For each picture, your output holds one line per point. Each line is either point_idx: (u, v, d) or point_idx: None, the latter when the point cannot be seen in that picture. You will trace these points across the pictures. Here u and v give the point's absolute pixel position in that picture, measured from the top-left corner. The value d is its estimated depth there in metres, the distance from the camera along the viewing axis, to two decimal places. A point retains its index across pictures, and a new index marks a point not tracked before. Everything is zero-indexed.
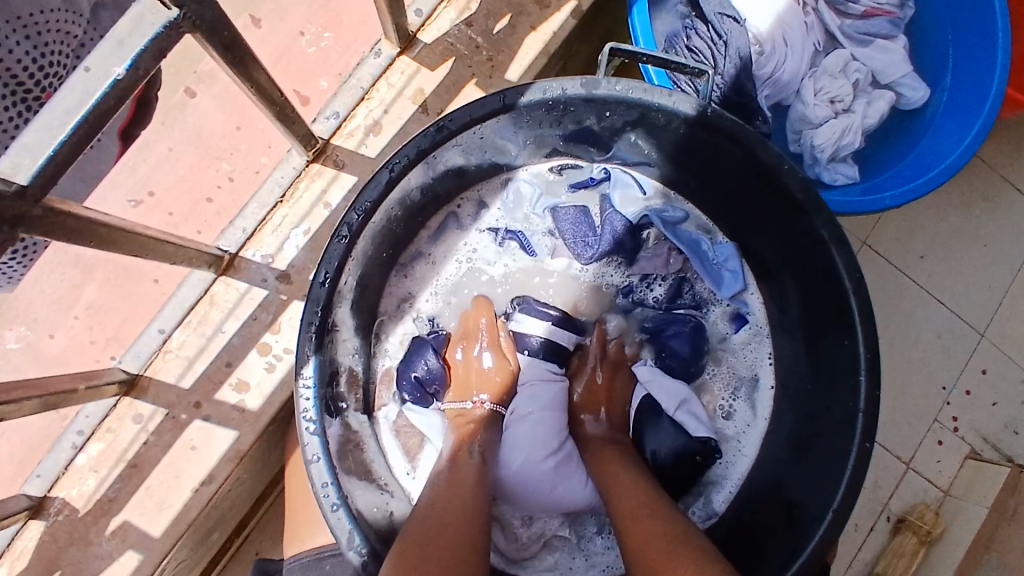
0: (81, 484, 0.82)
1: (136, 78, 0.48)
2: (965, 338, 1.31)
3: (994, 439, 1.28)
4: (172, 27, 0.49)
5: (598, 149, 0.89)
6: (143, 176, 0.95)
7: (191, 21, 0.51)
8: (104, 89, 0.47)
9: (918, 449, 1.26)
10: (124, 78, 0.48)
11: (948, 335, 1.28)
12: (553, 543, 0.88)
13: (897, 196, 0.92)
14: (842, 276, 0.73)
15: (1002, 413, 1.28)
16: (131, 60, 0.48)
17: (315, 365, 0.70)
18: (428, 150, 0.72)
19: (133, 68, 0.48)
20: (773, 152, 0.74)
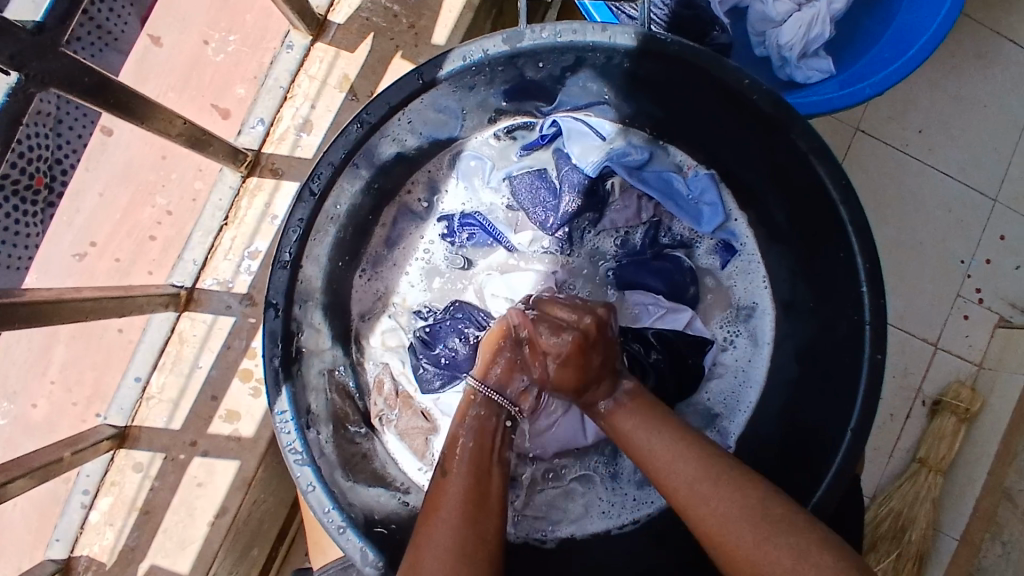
0: (101, 539, 0.83)
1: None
2: (980, 207, 1.29)
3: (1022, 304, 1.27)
4: (16, 93, 0.46)
5: (543, 101, 0.82)
6: (83, 225, 0.93)
7: (38, 78, 0.47)
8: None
9: (945, 328, 1.27)
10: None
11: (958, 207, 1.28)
12: (581, 490, 0.86)
13: (878, 83, 0.85)
14: (828, 188, 0.68)
15: None
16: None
17: (288, 397, 0.66)
18: (354, 150, 0.67)
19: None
20: (730, 69, 0.66)
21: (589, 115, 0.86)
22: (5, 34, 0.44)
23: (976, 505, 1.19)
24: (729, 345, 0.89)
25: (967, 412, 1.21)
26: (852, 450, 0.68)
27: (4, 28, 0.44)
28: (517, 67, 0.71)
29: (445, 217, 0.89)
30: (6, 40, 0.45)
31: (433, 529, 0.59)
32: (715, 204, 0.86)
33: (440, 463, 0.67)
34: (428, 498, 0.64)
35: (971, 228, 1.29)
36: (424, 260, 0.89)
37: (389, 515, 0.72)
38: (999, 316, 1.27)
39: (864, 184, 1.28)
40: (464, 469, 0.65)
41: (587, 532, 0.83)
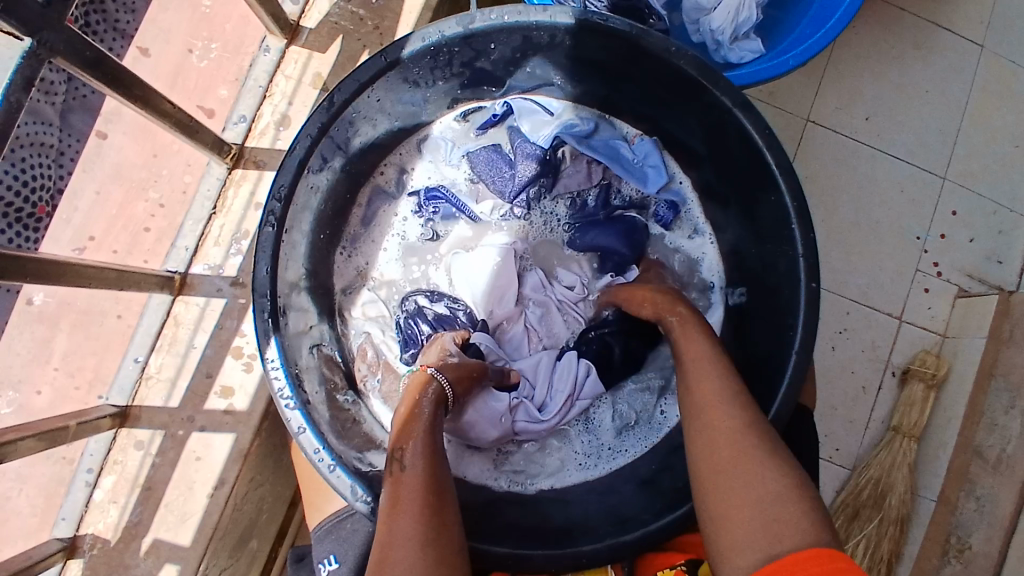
0: (106, 516, 0.87)
1: (11, 113, 0.52)
2: (932, 185, 1.37)
3: (979, 274, 1.35)
4: (30, 57, 0.54)
5: (493, 84, 0.91)
6: (80, 225, 0.99)
7: (49, 46, 0.55)
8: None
9: (908, 301, 1.34)
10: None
11: (910, 187, 1.36)
12: (556, 444, 0.92)
13: (801, 54, 0.94)
14: (755, 137, 0.76)
15: (981, 248, 1.36)
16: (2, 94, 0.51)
17: (277, 346, 0.73)
18: (328, 126, 0.75)
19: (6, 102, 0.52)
20: (657, 39, 0.75)
21: (538, 96, 0.95)
22: (21, 6, 0.52)
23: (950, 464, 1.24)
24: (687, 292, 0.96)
25: (934, 377, 1.27)
26: (797, 373, 0.74)
27: (20, 1, 0.52)
28: (470, 51, 0.80)
29: (413, 193, 0.97)
30: (21, 14, 0.52)
31: (402, 520, 0.56)
32: (658, 165, 0.95)
33: (392, 451, 0.63)
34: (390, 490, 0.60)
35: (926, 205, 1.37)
36: (395, 238, 0.96)
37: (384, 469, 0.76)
38: (958, 286, 1.35)
39: (814, 163, 1.36)
40: (422, 454, 0.62)
41: (565, 484, 0.89)
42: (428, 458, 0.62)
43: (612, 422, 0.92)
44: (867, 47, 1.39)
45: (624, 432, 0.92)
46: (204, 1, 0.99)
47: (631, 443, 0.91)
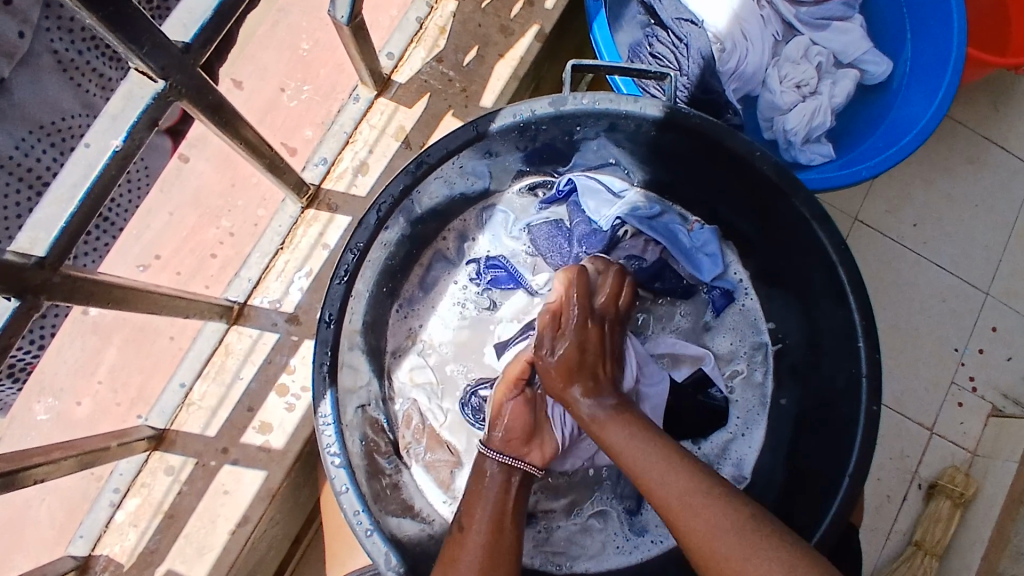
0: (123, 539, 0.85)
1: (133, 147, 0.55)
2: (973, 299, 1.36)
3: (1014, 394, 1.33)
4: (159, 97, 0.55)
5: (559, 163, 0.95)
6: (148, 242, 1.01)
7: (177, 87, 0.57)
8: (105, 161, 0.53)
9: (941, 413, 1.32)
10: (122, 149, 0.54)
11: (951, 298, 1.35)
12: (594, 525, 0.89)
13: (872, 167, 0.95)
14: (829, 250, 0.76)
15: (1018, 366, 1.34)
16: (126, 130, 0.54)
17: (331, 401, 0.72)
18: (412, 185, 0.76)
19: (129, 139, 0.54)
20: (743, 140, 0.76)
21: (602, 174, 0.97)
22: (163, 50, 0.54)
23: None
24: (737, 372, 0.95)
25: (962, 496, 1.23)
26: (851, 491, 0.73)
27: (163, 44, 0.54)
28: (557, 130, 0.82)
29: (473, 261, 0.97)
30: (162, 55, 0.54)
31: None
32: (715, 255, 0.94)
33: (459, 517, 0.72)
34: (460, 540, 0.69)
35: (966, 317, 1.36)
36: (452, 310, 0.96)
37: (417, 539, 0.77)
38: (992, 405, 1.32)
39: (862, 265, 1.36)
40: (484, 523, 0.70)
41: (602, 568, 0.86)
42: (492, 522, 0.70)
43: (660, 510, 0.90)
44: (925, 158, 1.40)
45: None
46: (302, 44, 1.03)
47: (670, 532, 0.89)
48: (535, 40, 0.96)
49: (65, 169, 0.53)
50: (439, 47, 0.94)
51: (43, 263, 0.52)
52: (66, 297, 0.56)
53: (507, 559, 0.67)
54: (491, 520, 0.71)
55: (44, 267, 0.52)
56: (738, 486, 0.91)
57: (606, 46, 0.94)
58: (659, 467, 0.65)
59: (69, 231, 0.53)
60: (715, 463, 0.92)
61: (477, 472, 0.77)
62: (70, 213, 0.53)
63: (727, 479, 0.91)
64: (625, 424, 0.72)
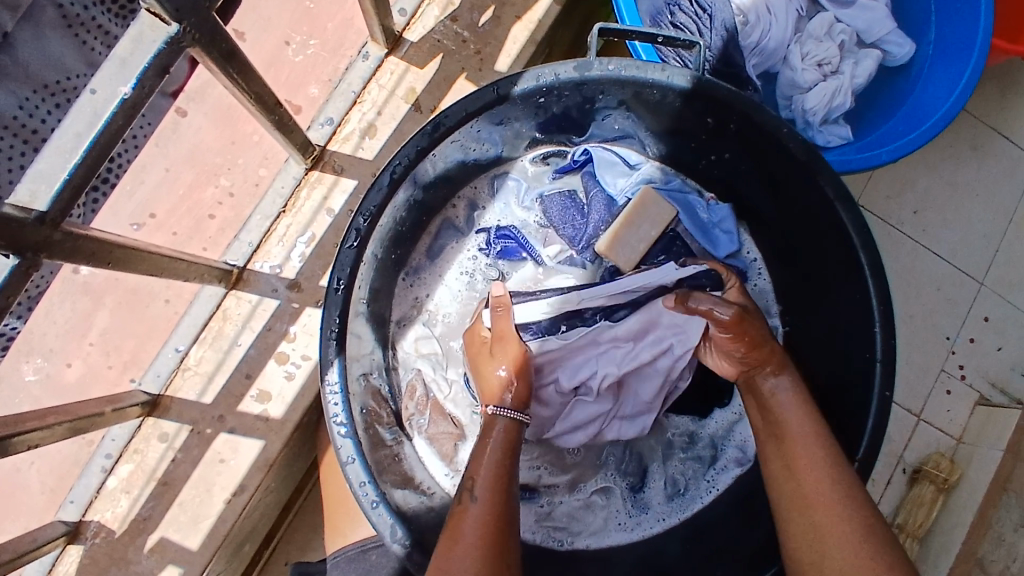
0: (115, 506, 0.83)
1: (142, 97, 0.50)
2: (966, 286, 1.29)
3: (1001, 384, 1.26)
4: (172, 44, 0.51)
5: (576, 132, 0.90)
6: (142, 199, 0.96)
7: (190, 33, 0.52)
8: (113, 110, 0.49)
9: (929, 399, 1.25)
10: (130, 97, 0.49)
11: (947, 286, 1.28)
12: (596, 502, 0.88)
13: (892, 150, 0.93)
14: (851, 233, 0.74)
15: (1009, 357, 1.27)
16: (135, 78, 0.49)
17: (339, 369, 0.69)
18: (427, 148, 0.72)
19: (138, 87, 0.50)
20: (770, 116, 0.73)
21: (617, 147, 0.95)
22: None
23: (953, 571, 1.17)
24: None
25: (946, 481, 1.20)
26: (859, 480, 0.72)
27: None
28: (579, 96, 0.78)
29: (483, 230, 0.94)
30: None
31: (456, 546, 0.60)
32: (732, 232, 0.93)
33: (465, 472, 0.69)
34: (460, 501, 0.66)
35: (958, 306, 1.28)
36: (459, 280, 0.93)
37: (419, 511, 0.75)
38: (980, 393, 1.26)
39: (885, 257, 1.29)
40: (489, 479, 0.67)
41: (604, 545, 0.85)
42: (496, 483, 0.66)
43: (662, 488, 0.89)
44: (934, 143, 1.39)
45: (670, 499, 0.88)
46: None
47: (671, 509, 0.88)
48: (554, 3, 0.92)
49: (68, 118, 0.48)
50: (454, 5, 0.89)
51: (45, 218, 0.49)
52: (66, 256, 0.53)
53: (510, 531, 0.63)
54: (500, 474, 0.67)
55: (44, 223, 0.49)
56: (741, 467, 0.88)
57: (629, 11, 0.90)
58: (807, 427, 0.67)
59: (72, 184, 0.49)
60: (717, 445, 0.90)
61: (480, 445, 0.71)
62: (73, 165, 0.48)
63: (729, 461, 0.89)
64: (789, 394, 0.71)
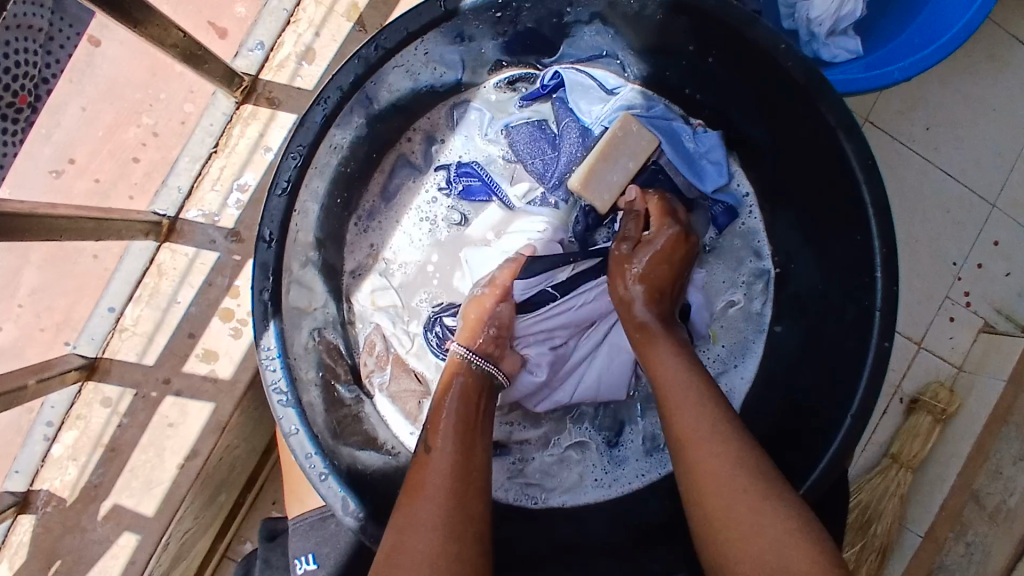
0: (63, 474, 0.79)
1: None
2: (976, 209, 1.17)
3: (1007, 309, 1.16)
4: None
5: (545, 52, 0.80)
6: (61, 142, 0.86)
7: None
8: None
9: (930, 328, 1.16)
10: None
11: (955, 210, 1.16)
12: (570, 458, 0.82)
13: (906, 67, 0.82)
14: (853, 166, 0.65)
15: (1017, 282, 1.17)
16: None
17: (275, 334, 0.62)
18: (362, 79, 0.63)
19: None
20: (767, 30, 0.63)
21: (593, 68, 0.84)
22: None
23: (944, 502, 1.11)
24: (732, 303, 0.86)
25: (944, 413, 1.10)
26: (851, 433, 0.66)
27: None
28: (542, 10, 0.68)
29: (443, 167, 0.85)
30: None
31: (414, 506, 0.56)
32: (721, 164, 0.83)
33: (425, 424, 0.65)
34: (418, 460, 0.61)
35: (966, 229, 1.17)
36: (417, 225, 0.85)
37: (379, 473, 0.71)
38: (984, 320, 1.16)
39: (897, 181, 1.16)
40: (449, 435, 0.62)
41: (579, 502, 0.81)
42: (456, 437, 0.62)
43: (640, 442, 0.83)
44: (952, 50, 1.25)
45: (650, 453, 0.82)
46: None
47: (652, 464, 0.82)
48: None
49: None
50: None
51: None
52: None
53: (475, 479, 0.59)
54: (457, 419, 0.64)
55: None
56: None
57: None
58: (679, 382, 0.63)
59: None
60: None
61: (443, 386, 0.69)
62: None
63: None
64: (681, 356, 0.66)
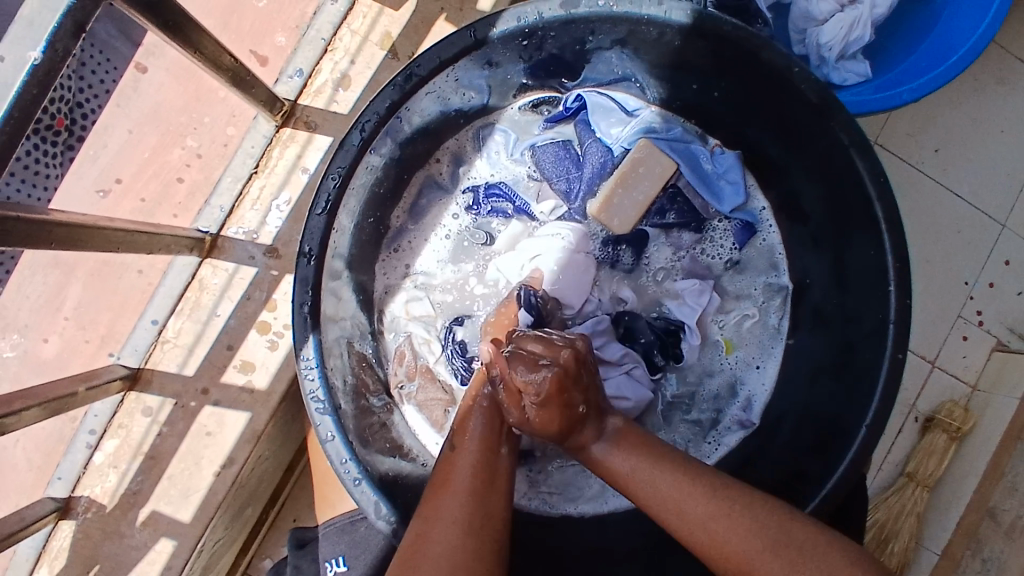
0: (103, 481, 0.82)
1: (55, 61, 0.47)
2: (986, 229, 1.18)
3: (1021, 328, 1.17)
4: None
5: (569, 76, 0.84)
6: (107, 163, 0.91)
7: None
8: (23, 78, 0.45)
9: (944, 346, 1.16)
10: (42, 62, 0.46)
11: (966, 230, 1.18)
12: (592, 468, 0.85)
13: (915, 88, 0.85)
14: (866, 183, 0.68)
15: None
16: (46, 41, 0.46)
17: (315, 344, 0.66)
18: (400, 102, 0.67)
19: (49, 50, 0.46)
20: (779, 55, 0.67)
21: (614, 91, 0.88)
22: None
23: (964, 520, 1.09)
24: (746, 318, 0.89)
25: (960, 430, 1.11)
26: (870, 442, 0.68)
27: None
28: (568, 37, 0.71)
29: (471, 188, 0.89)
30: None
31: (439, 503, 0.57)
32: (737, 184, 0.86)
33: (452, 428, 0.66)
34: (443, 460, 0.63)
35: (977, 249, 1.18)
36: (444, 244, 0.89)
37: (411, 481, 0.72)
38: (997, 338, 1.17)
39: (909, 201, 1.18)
40: (476, 440, 0.64)
41: (604, 511, 0.82)
42: (483, 443, 0.63)
43: None
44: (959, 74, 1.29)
45: None
46: None
47: None
48: None
49: None
50: None
51: None
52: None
53: (501, 492, 0.59)
54: (486, 430, 0.65)
55: None
56: (744, 430, 0.86)
57: None
58: (660, 474, 0.58)
59: None
60: (718, 402, 0.88)
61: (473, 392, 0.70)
62: None
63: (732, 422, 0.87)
64: (632, 452, 0.61)
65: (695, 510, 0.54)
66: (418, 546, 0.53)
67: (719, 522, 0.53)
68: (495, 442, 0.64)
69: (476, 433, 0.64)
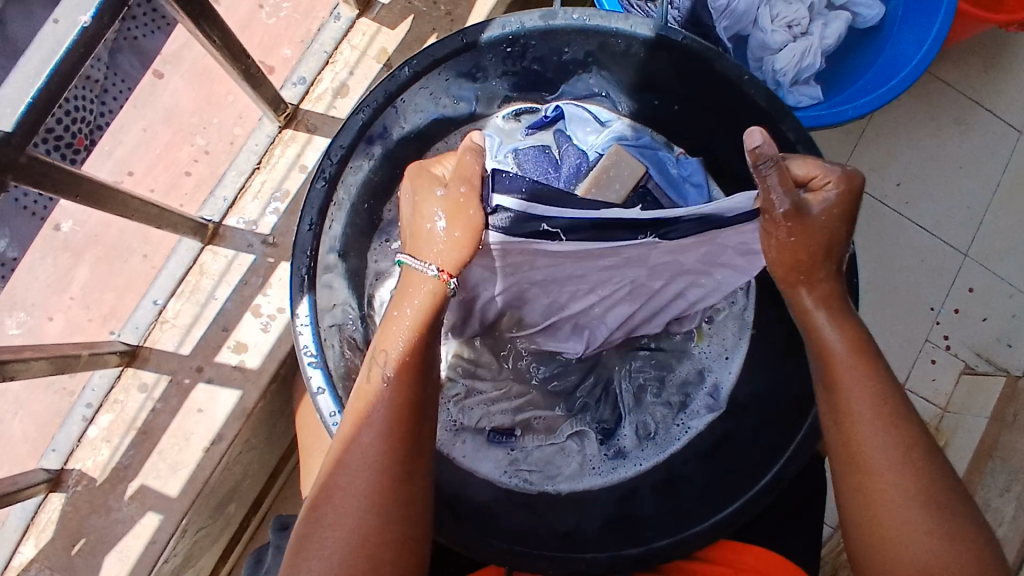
0: (96, 454, 0.86)
1: (102, 27, 0.53)
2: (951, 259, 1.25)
3: (988, 353, 1.23)
4: None
5: (547, 90, 0.95)
6: (121, 158, 1.00)
7: None
8: (73, 36, 0.52)
9: (914, 369, 1.22)
10: (90, 26, 0.53)
11: (930, 259, 1.25)
12: (568, 448, 0.88)
13: (858, 106, 0.95)
14: None
15: (995, 327, 1.24)
16: (95, 8, 0.53)
17: (309, 304, 0.72)
18: (395, 95, 0.75)
19: (98, 17, 0.53)
20: (731, 63, 0.76)
21: (589, 105, 0.95)
22: None
23: None
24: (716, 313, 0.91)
25: None
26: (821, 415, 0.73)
27: None
28: (546, 47, 0.80)
29: None
30: None
31: (334, 486, 0.61)
32: (702, 186, 0.92)
33: (371, 353, 0.64)
34: (354, 410, 0.62)
35: (941, 278, 1.25)
36: None
37: None
38: (965, 363, 1.22)
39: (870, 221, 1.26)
40: (388, 399, 0.62)
41: (578, 489, 0.85)
42: (395, 403, 0.62)
43: (633, 432, 0.88)
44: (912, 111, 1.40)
45: (642, 442, 0.88)
46: None
47: (645, 454, 0.88)
48: None
49: (31, 47, 0.52)
50: None
51: (10, 139, 0.51)
52: (32, 181, 0.55)
53: (398, 471, 0.61)
54: (403, 385, 0.62)
55: (10, 145, 0.51)
56: (712, 412, 0.88)
57: None
58: (868, 399, 0.62)
59: (37, 108, 0.51)
60: (689, 388, 0.91)
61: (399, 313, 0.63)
62: (37, 87, 0.51)
63: (703, 405, 0.89)
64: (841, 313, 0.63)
65: (889, 459, 0.62)
66: (308, 539, 0.60)
67: (888, 457, 0.62)
68: (409, 399, 0.62)
69: (387, 385, 0.62)
